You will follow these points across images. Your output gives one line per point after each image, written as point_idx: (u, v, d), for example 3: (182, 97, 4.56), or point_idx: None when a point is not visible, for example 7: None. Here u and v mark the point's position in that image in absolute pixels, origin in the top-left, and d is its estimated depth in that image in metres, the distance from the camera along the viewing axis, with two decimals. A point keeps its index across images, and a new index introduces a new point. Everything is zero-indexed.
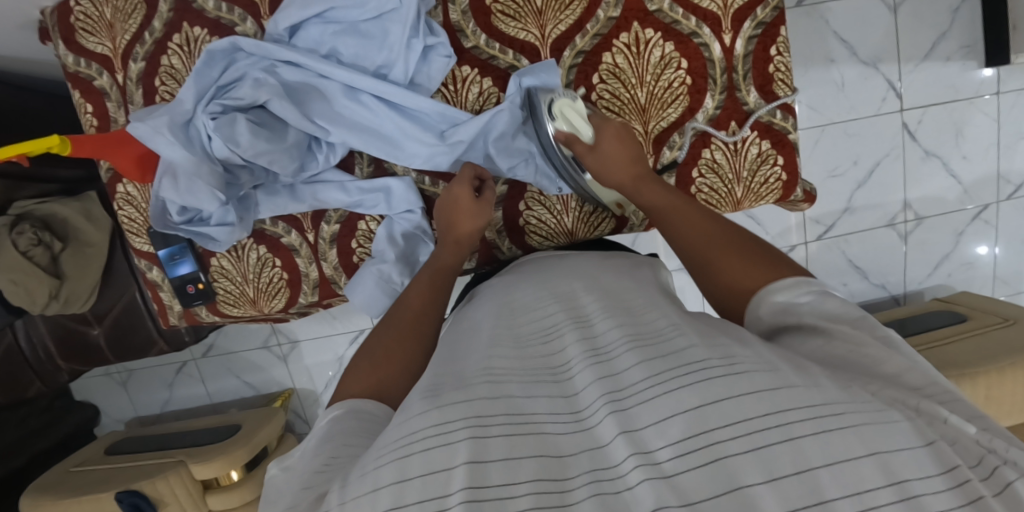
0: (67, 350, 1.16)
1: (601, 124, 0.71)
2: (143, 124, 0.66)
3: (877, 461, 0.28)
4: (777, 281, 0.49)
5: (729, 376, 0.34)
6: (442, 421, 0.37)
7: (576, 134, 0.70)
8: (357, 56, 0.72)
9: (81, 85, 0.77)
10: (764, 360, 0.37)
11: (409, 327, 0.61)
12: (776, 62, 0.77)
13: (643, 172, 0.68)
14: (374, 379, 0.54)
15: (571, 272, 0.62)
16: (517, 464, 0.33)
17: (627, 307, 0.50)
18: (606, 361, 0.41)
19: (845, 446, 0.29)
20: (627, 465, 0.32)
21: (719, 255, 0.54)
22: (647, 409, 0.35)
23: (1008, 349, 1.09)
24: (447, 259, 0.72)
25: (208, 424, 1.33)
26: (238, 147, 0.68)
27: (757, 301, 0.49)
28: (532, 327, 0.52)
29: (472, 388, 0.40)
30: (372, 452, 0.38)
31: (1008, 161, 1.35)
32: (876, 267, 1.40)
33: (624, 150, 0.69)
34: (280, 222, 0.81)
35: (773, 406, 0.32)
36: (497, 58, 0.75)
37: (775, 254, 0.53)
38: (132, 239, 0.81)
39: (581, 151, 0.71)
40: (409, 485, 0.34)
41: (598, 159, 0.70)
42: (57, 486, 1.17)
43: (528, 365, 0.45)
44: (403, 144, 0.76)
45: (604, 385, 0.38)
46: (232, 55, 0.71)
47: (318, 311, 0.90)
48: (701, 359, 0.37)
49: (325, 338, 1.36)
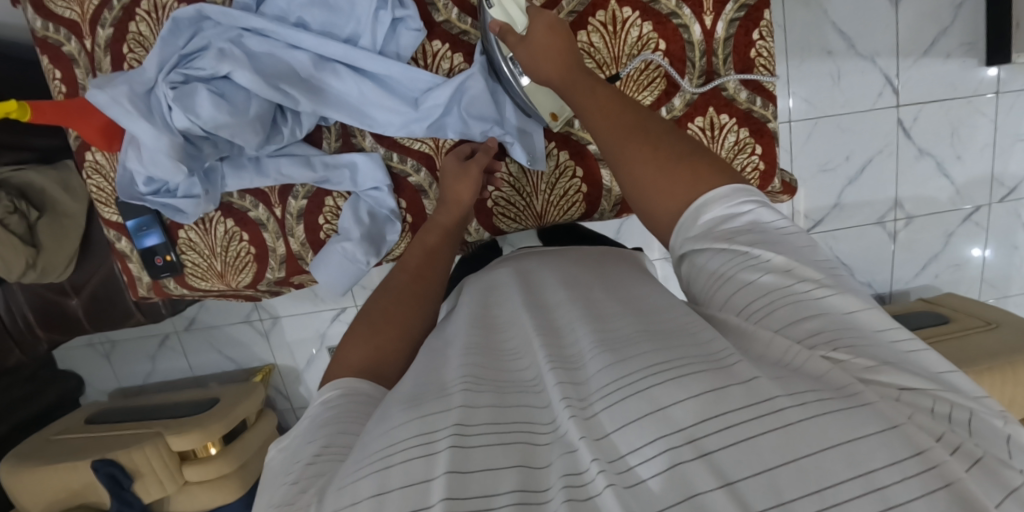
0: (46, 320, 1.15)
1: (536, 14, 0.64)
2: (102, 93, 0.65)
3: (842, 452, 0.28)
4: (714, 191, 0.49)
5: (680, 377, 0.33)
6: (422, 433, 0.36)
7: (510, 23, 0.64)
8: (326, 26, 0.71)
9: (49, 51, 0.75)
10: (705, 358, 0.36)
11: (407, 289, 0.61)
12: (757, 46, 0.76)
13: (574, 66, 0.62)
14: (374, 347, 0.54)
15: (551, 270, 0.60)
16: (497, 475, 0.33)
17: (595, 311, 0.48)
18: (580, 369, 0.40)
19: (804, 442, 0.28)
20: (593, 472, 0.31)
21: (647, 158, 0.54)
22: (611, 413, 0.34)
23: (986, 354, 1.09)
24: (444, 220, 0.72)
25: (189, 398, 1.33)
26: (198, 118, 0.68)
27: (689, 221, 0.50)
28: (510, 342, 0.50)
29: (447, 398, 0.40)
30: (351, 464, 0.38)
31: (1003, 163, 1.33)
32: (863, 265, 1.40)
33: (557, 43, 0.63)
34: (248, 196, 0.80)
35: (727, 405, 0.31)
36: (468, 33, 0.74)
37: (701, 156, 0.53)
38: (101, 209, 0.80)
39: (513, 43, 0.65)
40: (388, 497, 0.33)
41: (529, 51, 0.64)
42: (35, 454, 1.17)
43: (499, 378, 0.44)
44: (373, 116, 0.75)
45: (568, 389, 0.38)
46: (199, 23, 0.70)
47: (289, 289, 0.90)
48: (664, 361, 0.36)
49: (307, 314, 1.36)
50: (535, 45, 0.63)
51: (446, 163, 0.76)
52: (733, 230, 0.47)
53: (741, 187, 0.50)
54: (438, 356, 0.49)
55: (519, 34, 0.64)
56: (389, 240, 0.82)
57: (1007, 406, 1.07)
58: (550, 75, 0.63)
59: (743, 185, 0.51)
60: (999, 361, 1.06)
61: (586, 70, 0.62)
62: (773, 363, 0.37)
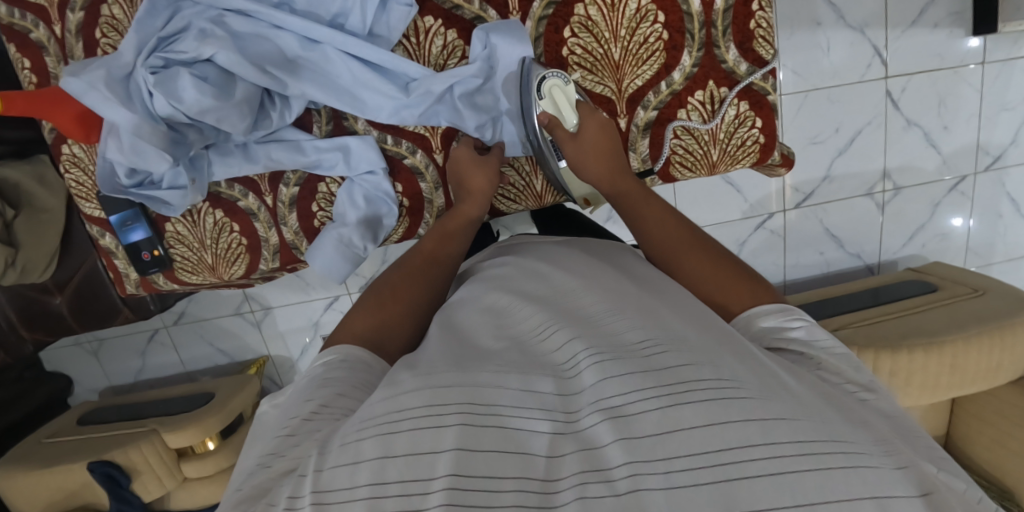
0: (30, 320, 1.12)
1: (587, 113, 0.70)
2: (77, 79, 0.62)
3: (875, 505, 0.29)
4: (761, 305, 0.50)
5: (727, 401, 0.34)
6: (435, 402, 0.36)
7: (560, 118, 0.70)
8: (311, 4, 0.68)
9: (16, 39, 0.71)
10: (763, 386, 0.36)
11: (415, 269, 0.61)
12: (757, 17, 0.74)
13: (620, 167, 0.68)
14: (379, 320, 0.53)
15: (575, 257, 0.58)
16: (508, 458, 0.33)
17: (623, 296, 0.47)
18: (635, 357, 0.38)
19: (845, 487, 0.30)
20: (620, 471, 0.32)
21: (699, 264, 0.55)
22: (650, 417, 0.34)
23: (974, 320, 1.12)
24: (468, 211, 0.70)
25: (180, 392, 1.30)
26: (181, 104, 0.65)
27: (743, 324, 0.50)
28: (526, 324, 0.47)
29: (467, 373, 0.39)
30: (354, 420, 0.38)
31: (988, 132, 1.34)
32: (852, 237, 1.41)
33: (603, 142, 0.69)
34: (236, 184, 0.77)
35: (766, 436, 0.32)
36: (461, 8, 0.71)
37: (755, 276, 0.53)
38: (82, 204, 0.77)
39: (563, 137, 0.70)
40: (392, 462, 0.34)
41: (579, 148, 0.69)
42: (29, 457, 1.15)
43: (525, 360, 0.41)
44: (364, 100, 0.72)
45: (607, 385, 0.36)
46: (177, 3, 0.67)
47: (284, 274, 0.87)
48: (710, 378, 0.35)
49: (300, 304, 1.34)
50: (586, 145, 0.69)
51: (458, 152, 0.74)
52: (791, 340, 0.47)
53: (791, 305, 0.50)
54: (459, 336, 0.46)
55: (570, 130, 0.70)
56: (387, 225, 0.80)
57: (992, 372, 1.10)
58: (598, 177, 0.68)
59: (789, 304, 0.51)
60: (986, 327, 1.09)
61: (631, 174, 0.68)
62: (811, 398, 0.36)
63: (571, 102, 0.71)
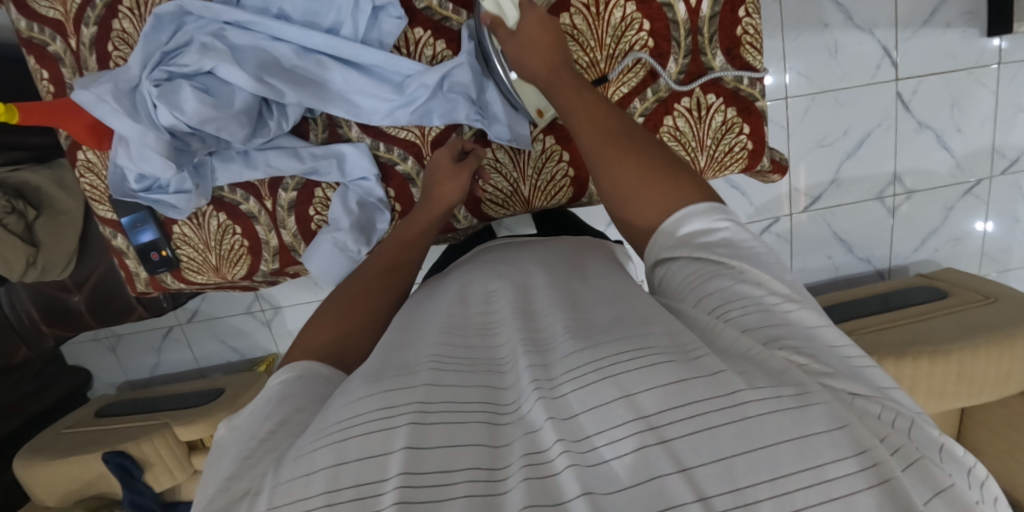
0: (50, 316, 1.17)
1: (526, 7, 0.65)
2: (87, 91, 0.65)
3: (796, 445, 0.30)
4: (689, 206, 0.52)
5: (645, 368, 0.35)
6: (387, 406, 0.37)
7: (501, 17, 0.66)
8: (307, 15, 0.71)
9: (35, 51, 0.75)
10: (677, 349, 0.37)
11: (376, 278, 0.62)
12: (744, 24, 0.75)
13: (560, 64, 0.64)
14: (335, 332, 0.54)
15: (531, 260, 0.60)
16: (458, 451, 0.35)
17: (575, 300, 0.49)
18: (542, 352, 0.41)
19: (763, 434, 0.31)
20: (555, 452, 0.33)
21: (630, 170, 0.55)
22: (577, 395, 0.35)
23: (983, 327, 1.10)
24: (425, 216, 0.72)
25: (192, 388, 1.34)
26: (183, 114, 0.68)
27: (667, 229, 0.52)
28: (480, 315, 0.51)
29: (414, 374, 0.40)
30: (314, 432, 0.38)
31: (1004, 134, 1.32)
32: (862, 241, 1.40)
33: (543, 36, 0.65)
34: (238, 189, 0.81)
35: (684, 397, 0.33)
36: (450, 19, 0.74)
37: (682, 174, 0.55)
38: (96, 207, 0.81)
39: (505, 38, 0.67)
40: (345, 468, 0.34)
41: (518, 45, 0.65)
42: (47, 447, 1.21)
43: (470, 355, 0.44)
44: (358, 104, 0.75)
45: (544, 371, 0.39)
46: (181, 18, 0.70)
47: (285, 278, 0.91)
48: (632, 349, 0.37)
49: (309, 304, 1.38)
50: (524, 42, 0.65)
51: (438, 158, 0.76)
52: (711, 242, 0.49)
53: (715, 204, 0.52)
54: (410, 331, 0.50)
55: (509, 29, 0.66)
56: (378, 229, 0.83)
57: (1002, 381, 1.08)
58: (537, 73, 0.65)
59: (714, 201, 0.53)
60: (995, 335, 1.07)
61: (574, 73, 0.65)
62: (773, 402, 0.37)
63: (511, 1, 0.67)
